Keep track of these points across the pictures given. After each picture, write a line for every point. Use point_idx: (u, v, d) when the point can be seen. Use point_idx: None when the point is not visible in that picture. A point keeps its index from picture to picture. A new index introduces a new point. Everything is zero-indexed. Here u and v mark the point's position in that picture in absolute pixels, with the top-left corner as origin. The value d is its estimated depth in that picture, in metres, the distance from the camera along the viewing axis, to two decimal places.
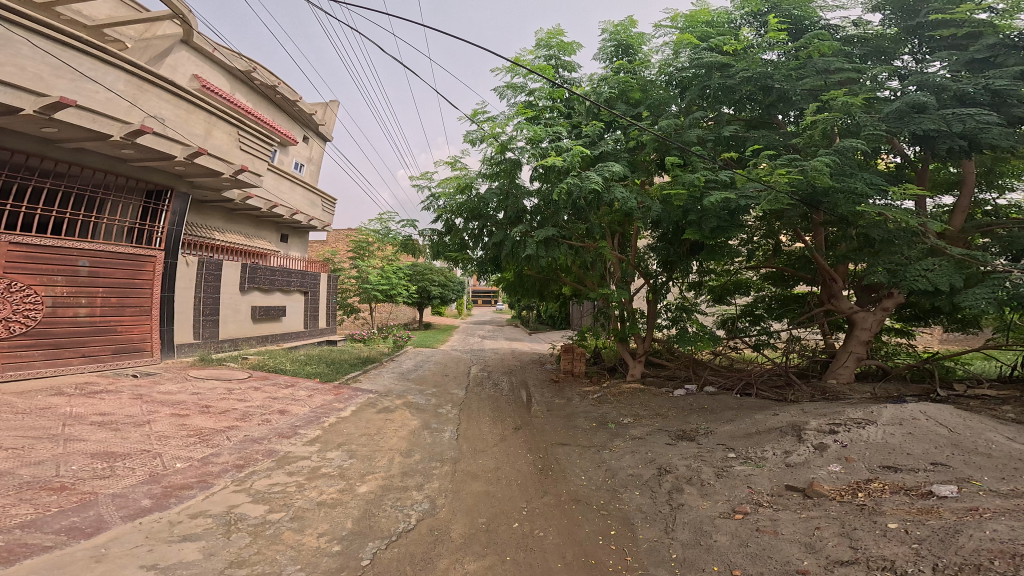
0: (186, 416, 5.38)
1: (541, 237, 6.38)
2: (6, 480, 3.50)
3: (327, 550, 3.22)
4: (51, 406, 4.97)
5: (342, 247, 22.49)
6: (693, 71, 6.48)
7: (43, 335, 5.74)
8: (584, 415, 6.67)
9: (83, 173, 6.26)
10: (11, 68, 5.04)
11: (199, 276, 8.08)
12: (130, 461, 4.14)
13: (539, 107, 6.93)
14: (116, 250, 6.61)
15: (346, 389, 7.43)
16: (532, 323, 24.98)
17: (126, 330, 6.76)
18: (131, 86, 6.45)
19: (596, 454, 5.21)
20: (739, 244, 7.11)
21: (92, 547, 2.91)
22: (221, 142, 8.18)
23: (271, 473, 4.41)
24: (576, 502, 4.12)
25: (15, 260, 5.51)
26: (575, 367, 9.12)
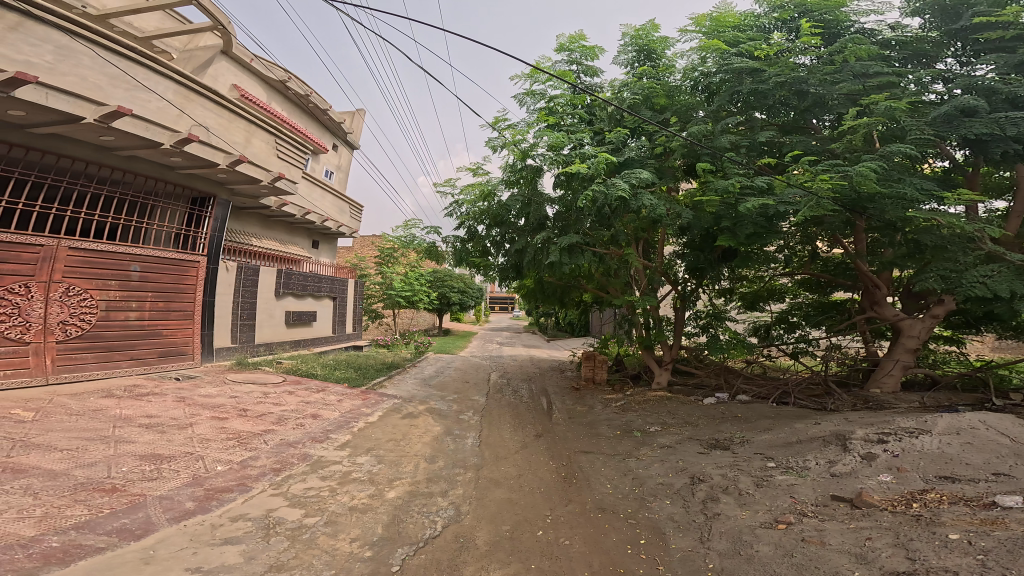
0: (225, 419, 5.49)
1: (564, 244, 6.26)
2: (62, 481, 3.59)
3: (360, 556, 3.23)
4: (101, 408, 5.12)
5: (366, 251, 22.97)
6: (721, 75, 6.73)
7: (96, 338, 5.89)
8: (607, 423, 6.60)
9: (135, 179, 6.43)
10: (72, 79, 5.26)
11: (238, 281, 8.19)
12: (175, 463, 4.23)
13: (560, 112, 7.03)
14: (163, 255, 6.74)
15: (374, 394, 7.47)
16: (548, 330, 25.00)
17: (170, 334, 6.89)
18: (179, 95, 6.63)
19: (620, 462, 5.15)
20: (774, 250, 7.06)
21: (141, 548, 2.96)
22: (258, 150, 8.36)
23: (306, 476, 4.46)
24: (603, 512, 4.07)
25: (74, 265, 5.65)
26: (597, 374, 9.05)
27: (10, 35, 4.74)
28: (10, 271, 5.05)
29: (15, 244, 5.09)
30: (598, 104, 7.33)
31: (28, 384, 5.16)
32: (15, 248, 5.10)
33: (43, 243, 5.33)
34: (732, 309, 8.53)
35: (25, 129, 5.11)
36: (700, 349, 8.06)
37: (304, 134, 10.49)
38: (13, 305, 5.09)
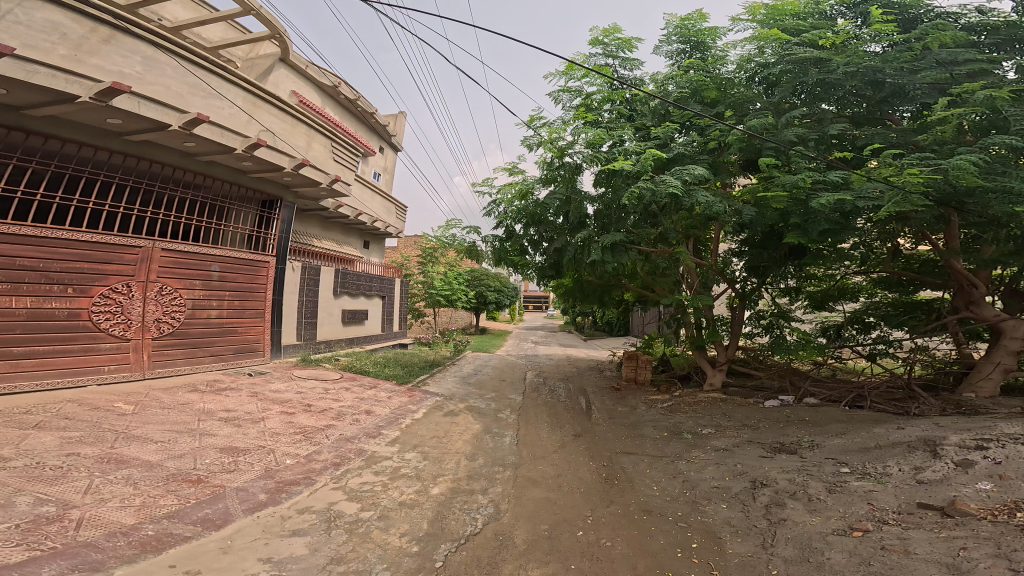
0: (292, 414, 5.92)
1: (607, 241, 6.15)
2: (157, 471, 4.07)
3: (407, 551, 3.35)
4: (188, 402, 5.71)
5: (410, 252, 23.73)
6: (784, 67, 6.73)
7: (183, 335, 6.55)
8: (652, 425, 6.27)
9: (213, 183, 7.11)
10: (159, 88, 5.98)
11: (302, 281, 8.77)
12: (250, 457, 4.70)
13: (599, 110, 6.94)
14: (237, 256, 7.37)
15: (418, 392, 7.66)
16: (585, 330, 24.43)
17: (244, 331, 7.51)
18: (247, 102, 7.35)
19: (668, 464, 4.90)
20: (848, 247, 6.49)
21: (220, 539, 3.28)
22: (316, 154, 9.03)
23: (361, 471, 4.80)
24: (648, 514, 3.92)
25: (165, 265, 6.28)
26: (640, 375, 8.66)
27: (104, 48, 5.44)
28: (115, 272, 5.67)
29: (118, 245, 5.70)
30: (642, 100, 7.34)
31: (128, 378, 5.84)
32: (118, 249, 5.72)
33: (141, 244, 5.96)
34: (797, 310, 7.70)
35: (123, 137, 5.70)
36: (760, 350, 7.65)
37: (354, 138, 11.22)
38: (120, 304, 5.77)
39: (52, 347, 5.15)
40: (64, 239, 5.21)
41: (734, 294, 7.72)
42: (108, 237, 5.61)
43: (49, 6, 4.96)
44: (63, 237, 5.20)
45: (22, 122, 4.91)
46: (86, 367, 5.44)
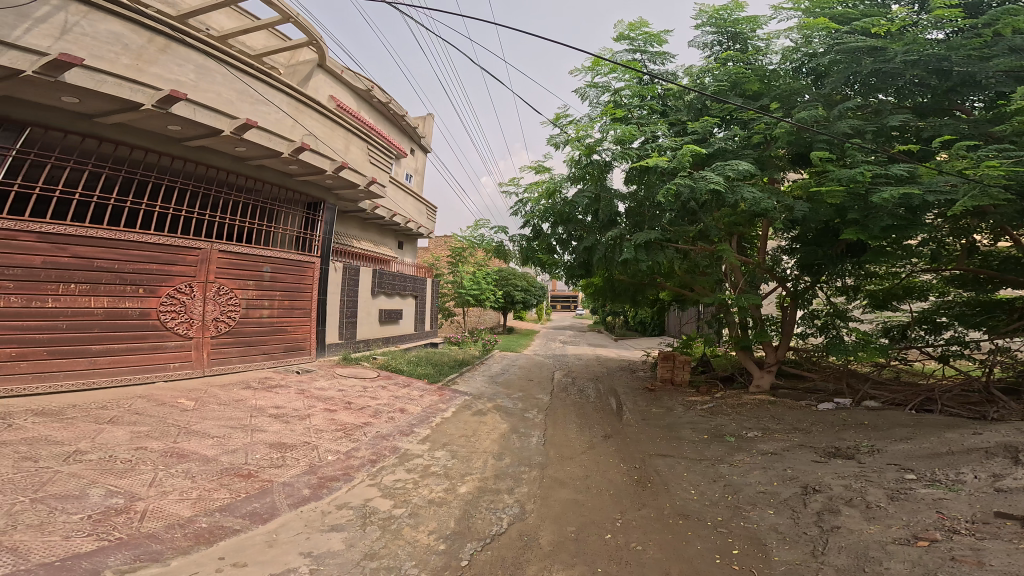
0: (334, 411, 6.15)
1: (641, 239, 6.04)
2: (214, 466, 4.39)
3: (434, 549, 3.47)
4: (242, 398, 6.11)
5: (439, 251, 24.23)
6: (833, 57, 6.51)
7: (238, 334, 7.06)
8: (690, 426, 5.99)
9: (263, 186, 7.50)
10: (210, 94, 6.12)
11: (344, 281, 9.22)
12: (296, 452, 4.97)
13: (627, 105, 6.75)
14: (286, 256, 7.82)
15: (448, 391, 7.72)
16: (616, 329, 23.91)
17: (293, 330, 8.00)
18: (290, 107, 7.42)
19: (708, 468, 4.64)
20: (914, 244, 5.98)
21: (266, 532, 3.50)
22: (356, 156, 9.16)
23: (395, 469, 4.92)
24: (685, 518, 3.74)
25: (222, 265, 6.79)
26: (677, 376, 8.23)
27: (161, 57, 5.61)
28: (179, 273, 6.23)
29: (180, 246, 6.24)
30: (677, 95, 7.44)
31: (189, 375, 6.35)
32: (180, 250, 6.25)
33: (200, 246, 6.48)
34: (855, 309, 7.24)
35: (183, 143, 6.03)
36: (813, 351, 7.29)
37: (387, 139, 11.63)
38: (184, 304, 6.31)
39: (125, 345, 5.70)
40: (134, 241, 5.74)
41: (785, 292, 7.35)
42: (172, 239, 6.15)
43: (112, 17, 5.19)
44: (134, 240, 5.73)
45: (95, 129, 5.24)
46: (154, 364, 6.00)
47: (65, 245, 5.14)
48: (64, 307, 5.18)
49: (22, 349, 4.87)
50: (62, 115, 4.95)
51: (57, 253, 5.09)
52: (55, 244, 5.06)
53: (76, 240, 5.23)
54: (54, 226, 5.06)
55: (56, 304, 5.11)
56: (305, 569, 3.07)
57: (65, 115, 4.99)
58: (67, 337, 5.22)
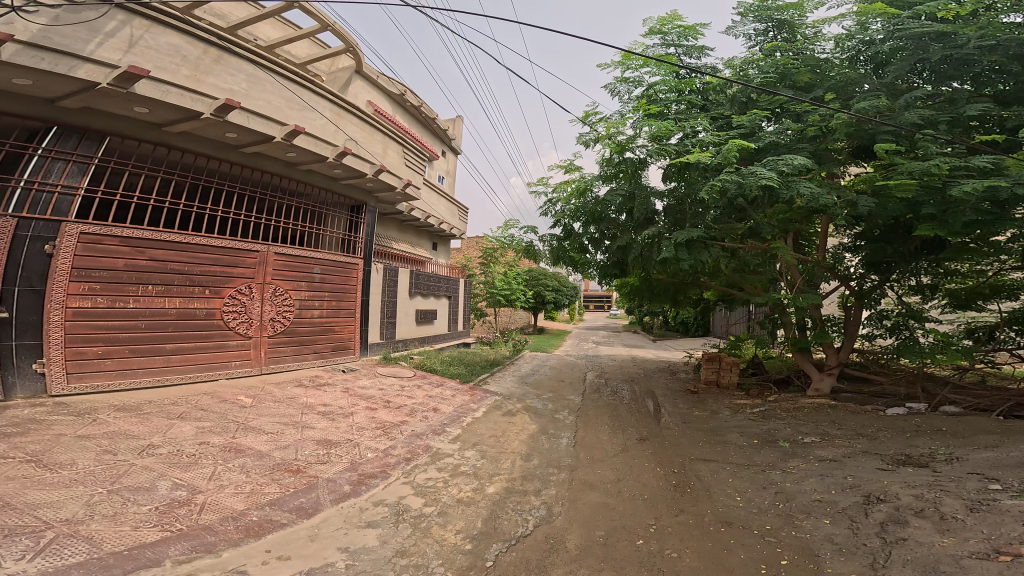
0: (375, 409, 6.33)
1: (681, 238, 5.95)
2: (267, 460, 4.67)
3: (461, 549, 3.47)
4: (294, 396, 6.47)
5: (472, 253, 24.77)
6: (896, 45, 6.14)
7: (291, 333, 7.54)
8: (738, 430, 5.70)
9: (311, 190, 7.91)
10: (262, 103, 6.11)
11: (384, 282, 9.69)
12: (340, 449, 5.16)
13: (661, 100, 6.94)
14: (333, 259, 8.29)
15: (479, 390, 7.76)
16: (653, 330, 23.25)
17: (341, 330, 8.48)
18: (334, 113, 7.37)
19: (757, 474, 4.35)
20: (1004, 240, 5.34)
21: (309, 527, 3.64)
22: (393, 161, 9.20)
23: (427, 467, 4.95)
24: (728, 526, 3.49)
25: (277, 267, 7.30)
26: (722, 378, 7.92)
27: (216, 67, 5.60)
28: (239, 275, 6.76)
29: (241, 249, 6.76)
30: (718, 89, 7.41)
31: (250, 372, 6.89)
32: (240, 253, 6.77)
33: (258, 249, 6.98)
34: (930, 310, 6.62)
35: (240, 150, 6.46)
36: (881, 354, 6.82)
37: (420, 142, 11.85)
38: (242, 301, 6.82)
39: (194, 343, 6.26)
40: (201, 244, 6.27)
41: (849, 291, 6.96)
42: (234, 242, 6.66)
43: (169, 30, 5.18)
44: (201, 242, 6.25)
45: (161, 137, 5.73)
46: (219, 362, 6.56)
47: (143, 248, 5.67)
48: (141, 306, 5.74)
49: (108, 347, 5.46)
50: (133, 124, 5.44)
51: (136, 255, 5.63)
52: (134, 247, 5.60)
53: (152, 243, 5.77)
54: (133, 231, 5.59)
55: (136, 304, 5.69)
56: (342, 564, 3.16)
57: (136, 124, 5.49)
58: (144, 335, 5.79)
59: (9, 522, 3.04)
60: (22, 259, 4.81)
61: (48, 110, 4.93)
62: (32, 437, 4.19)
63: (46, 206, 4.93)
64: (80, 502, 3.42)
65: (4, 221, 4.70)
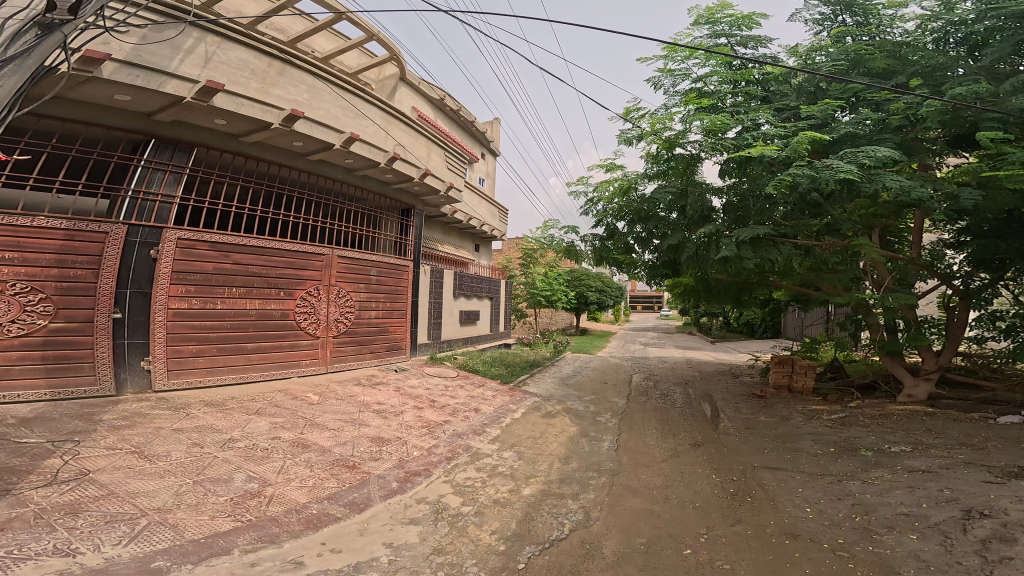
0: (422, 409, 6.49)
1: (746, 236, 5.67)
2: (328, 455, 4.92)
3: (495, 549, 3.39)
4: (353, 394, 6.82)
5: (512, 254, 25.08)
6: (992, 23, 5.52)
7: (352, 333, 8.08)
8: (812, 438, 5.24)
9: (365, 194, 8.47)
10: (321, 112, 6.66)
11: (431, 284, 10.14)
12: (390, 447, 5.31)
13: (714, 93, 6.72)
14: (388, 261, 8.80)
15: (518, 391, 7.75)
16: (712, 331, 22.01)
17: (394, 330, 8.98)
18: (383, 119, 7.90)
19: (833, 485, 3.90)
20: None
21: (359, 522, 3.74)
22: (434, 163, 9.77)
23: (466, 467, 4.92)
24: (794, 539, 3.08)
25: (340, 269, 7.86)
26: (795, 383, 7.45)
27: (280, 79, 6.17)
28: (308, 277, 7.37)
29: (311, 253, 7.37)
30: (783, 79, 7.12)
31: (317, 370, 7.46)
32: (310, 257, 7.39)
33: (324, 253, 7.56)
34: None
35: (305, 158, 7.06)
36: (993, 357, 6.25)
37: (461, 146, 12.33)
38: (311, 303, 7.40)
39: (271, 343, 6.89)
40: (277, 248, 6.92)
41: (952, 290, 6.31)
42: (305, 247, 7.29)
43: (238, 46, 5.74)
44: (276, 246, 6.91)
45: (240, 147, 6.36)
46: (292, 361, 7.17)
47: (228, 253, 6.39)
48: (227, 307, 6.43)
49: (201, 346, 6.18)
50: (216, 136, 6.07)
51: (223, 260, 6.36)
52: (221, 252, 6.33)
53: (236, 249, 6.48)
54: (220, 237, 6.32)
55: (223, 306, 6.40)
56: (386, 559, 3.20)
57: (220, 136, 6.12)
58: (229, 334, 6.47)
59: (112, 508, 3.39)
60: (133, 264, 5.61)
61: (145, 123, 5.56)
62: (137, 430, 4.73)
63: (151, 213, 5.70)
64: (171, 492, 3.75)
65: (119, 229, 5.48)
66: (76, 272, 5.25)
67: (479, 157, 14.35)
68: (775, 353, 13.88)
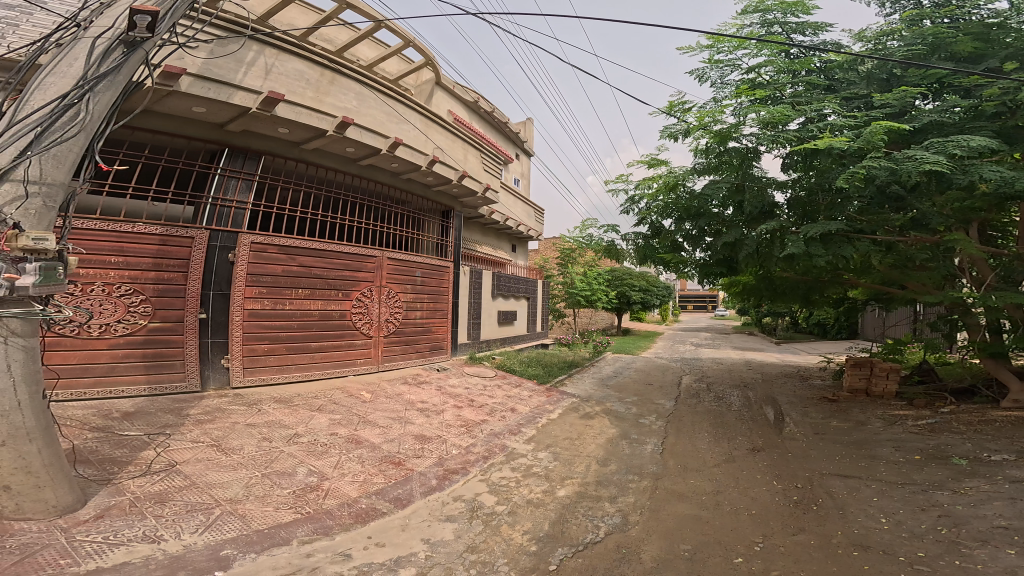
0: (461, 408, 6.56)
1: (817, 231, 5.32)
2: (376, 453, 5.07)
3: (527, 549, 3.30)
4: (399, 393, 7.04)
5: (548, 254, 24.71)
6: None
7: (401, 334, 8.49)
8: (893, 445, 4.89)
9: (410, 197, 8.88)
10: (368, 118, 7.23)
11: (469, 284, 10.41)
12: (431, 445, 5.39)
13: (767, 83, 6.41)
14: (431, 262, 9.18)
15: (556, 392, 7.66)
16: (776, 331, 20.43)
17: (436, 330, 9.33)
18: (422, 123, 8.40)
19: (915, 494, 3.69)
20: None
21: (401, 517, 3.82)
22: (471, 164, 10.24)
23: (501, 467, 4.87)
24: (865, 550, 2.92)
25: (390, 270, 8.26)
26: (874, 387, 6.90)
27: (331, 87, 6.73)
28: (363, 279, 7.82)
29: (364, 256, 7.82)
30: (848, 66, 6.60)
31: (370, 369, 7.89)
32: (365, 259, 7.86)
33: (375, 254, 7.99)
34: None
35: (356, 163, 7.57)
36: None
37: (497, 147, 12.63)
38: (365, 303, 7.86)
39: (331, 342, 7.38)
40: (335, 250, 7.40)
41: None
42: (360, 249, 7.75)
43: (294, 57, 6.34)
44: (334, 248, 7.39)
45: (299, 154, 6.94)
46: (349, 360, 7.63)
47: (294, 256, 6.93)
48: (293, 308, 6.97)
49: (271, 345, 6.72)
50: (279, 144, 6.67)
51: (289, 262, 6.91)
52: (288, 255, 6.87)
53: (301, 251, 7.01)
54: (287, 241, 6.87)
55: (290, 306, 6.94)
56: (423, 555, 3.23)
57: (281, 143, 6.71)
58: (294, 332, 6.98)
59: (193, 498, 3.64)
60: (214, 266, 6.27)
61: (219, 134, 6.20)
62: (216, 424, 5.15)
63: (228, 219, 6.37)
64: (242, 484, 4.00)
65: (202, 233, 6.16)
66: (169, 274, 5.95)
67: (514, 158, 14.60)
68: (852, 355, 12.68)
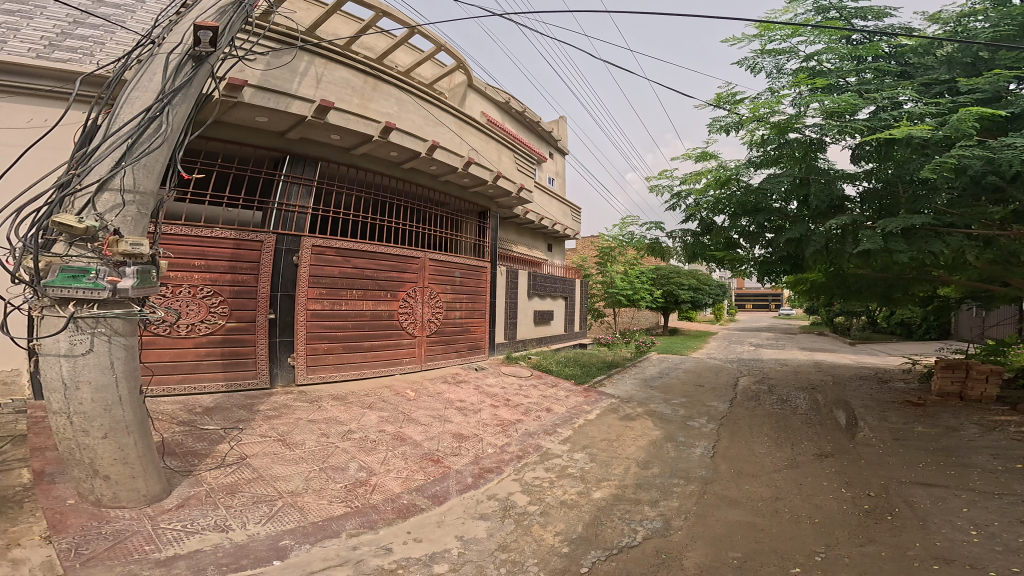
0: (497, 408, 6.58)
1: (897, 225, 4.88)
2: (416, 450, 5.17)
3: (558, 550, 3.22)
4: (439, 391, 7.20)
5: (588, 254, 24.25)
6: None
7: (444, 335, 8.77)
8: (992, 453, 4.30)
9: (449, 199, 9.18)
10: (406, 122, 7.66)
11: (505, 284, 10.56)
12: (467, 444, 5.42)
13: (829, 70, 6.01)
14: (469, 263, 9.44)
15: (594, 392, 7.47)
16: (852, 330, 18.71)
17: (475, 330, 9.55)
18: (456, 125, 8.76)
19: (1010, 505, 3.26)
20: None
21: (437, 514, 3.88)
22: (505, 165, 10.49)
23: (535, 467, 4.81)
24: (947, 564, 2.62)
25: (432, 270, 8.57)
26: (970, 391, 6.10)
27: (373, 93, 7.18)
28: (409, 279, 8.15)
29: (410, 257, 8.17)
30: (924, 50, 5.98)
31: (416, 368, 8.19)
32: (411, 261, 8.20)
33: (419, 256, 8.32)
34: None
35: (400, 167, 7.96)
36: None
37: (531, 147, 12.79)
38: (411, 303, 8.19)
39: (382, 342, 7.74)
40: (384, 252, 7.79)
41: None
42: (406, 251, 8.10)
43: (341, 66, 6.80)
44: (383, 250, 7.77)
45: (350, 159, 7.41)
46: (398, 360, 7.96)
47: (349, 258, 7.37)
48: (349, 308, 7.38)
49: (329, 343, 7.15)
50: (333, 150, 7.16)
51: (345, 264, 7.34)
52: (344, 257, 7.32)
53: (355, 254, 7.44)
54: (344, 244, 7.31)
55: (346, 306, 7.36)
56: (456, 552, 3.25)
57: (335, 150, 7.20)
58: (350, 331, 7.39)
59: (259, 490, 3.90)
60: (281, 269, 6.80)
61: (282, 142, 6.76)
62: (283, 420, 5.53)
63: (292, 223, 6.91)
64: (302, 477, 4.24)
65: (270, 237, 6.72)
66: (244, 278, 6.50)
67: (548, 157, 14.67)
68: (940, 356, 11.39)
